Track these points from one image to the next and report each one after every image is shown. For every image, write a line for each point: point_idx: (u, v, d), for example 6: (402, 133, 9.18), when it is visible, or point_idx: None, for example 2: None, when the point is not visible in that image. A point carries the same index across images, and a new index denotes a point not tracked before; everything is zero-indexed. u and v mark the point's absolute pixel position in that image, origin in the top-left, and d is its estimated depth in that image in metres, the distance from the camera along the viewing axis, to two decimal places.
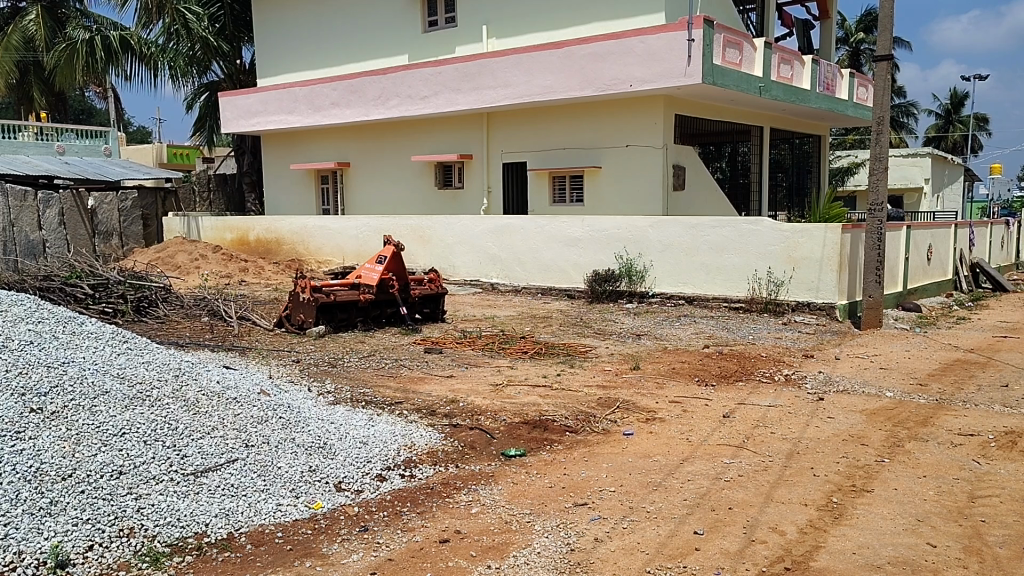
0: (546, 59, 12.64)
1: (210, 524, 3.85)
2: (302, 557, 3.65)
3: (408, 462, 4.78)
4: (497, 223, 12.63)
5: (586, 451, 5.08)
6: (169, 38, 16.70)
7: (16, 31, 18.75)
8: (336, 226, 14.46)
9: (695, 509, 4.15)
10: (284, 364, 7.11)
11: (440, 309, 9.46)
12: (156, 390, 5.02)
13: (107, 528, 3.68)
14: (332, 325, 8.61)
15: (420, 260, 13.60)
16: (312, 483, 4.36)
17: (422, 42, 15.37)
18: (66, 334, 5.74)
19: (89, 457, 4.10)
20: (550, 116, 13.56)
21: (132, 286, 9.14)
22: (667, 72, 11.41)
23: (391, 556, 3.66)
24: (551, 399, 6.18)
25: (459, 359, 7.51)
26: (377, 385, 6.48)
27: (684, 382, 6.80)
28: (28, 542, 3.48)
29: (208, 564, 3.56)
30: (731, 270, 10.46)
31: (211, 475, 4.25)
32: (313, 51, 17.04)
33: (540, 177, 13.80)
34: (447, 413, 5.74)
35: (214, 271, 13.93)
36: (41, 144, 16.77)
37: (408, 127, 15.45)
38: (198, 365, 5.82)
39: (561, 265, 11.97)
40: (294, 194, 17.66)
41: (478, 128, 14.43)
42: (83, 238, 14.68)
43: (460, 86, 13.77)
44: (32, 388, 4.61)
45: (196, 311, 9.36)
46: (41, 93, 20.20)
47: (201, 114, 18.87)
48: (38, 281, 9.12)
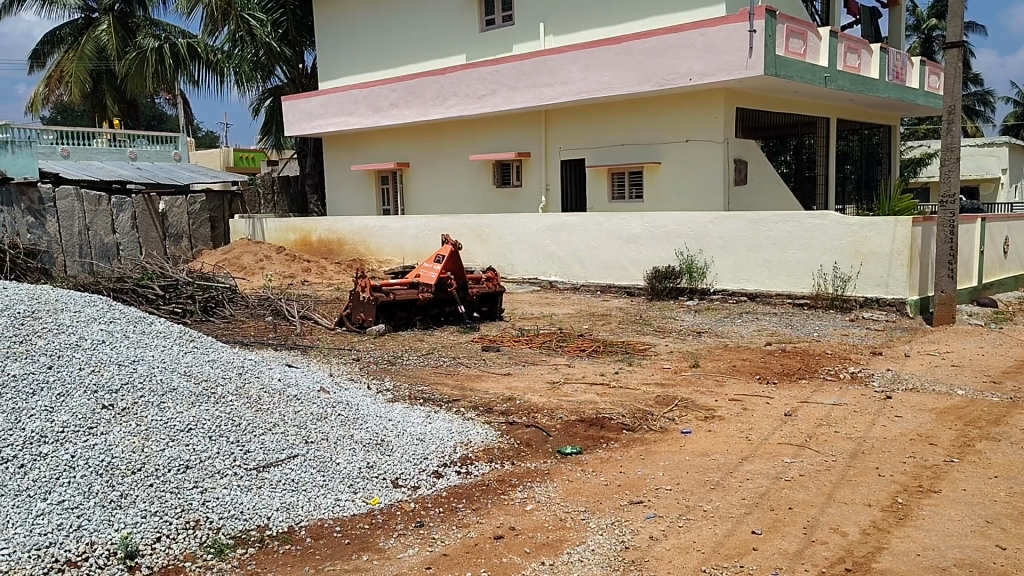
0: (603, 55, 12.59)
1: (271, 517, 3.95)
2: (359, 551, 3.71)
3: (465, 458, 4.81)
4: (555, 221, 12.60)
5: (642, 449, 5.04)
6: (235, 45, 17.14)
7: (89, 41, 19.40)
8: (396, 226, 14.64)
9: (753, 509, 4.08)
10: (344, 362, 7.22)
11: (498, 308, 9.48)
12: (221, 387, 5.16)
13: (174, 520, 3.80)
14: (391, 324, 8.74)
15: (479, 259, 13.70)
16: (369, 479, 4.43)
17: (480, 42, 15.46)
18: (137, 333, 5.95)
19: (157, 452, 4.25)
20: (608, 111, 13.47)
21: (200, 286, 9.45)
22: (727, 65, 11.22)
23: (446, 551, 3.69)
24: (609, 397, 6.14)
25: (516, 357, 7.52)
26: (435, 382, 6.55)
27: (744, 379, 6.70)
28: (100, 532, 3.63)
29: (270, 556, 3.66)
30: (796, 267, 10.24)
31: (273, 470, 4.36)
32: (373, 54, 17.28)
33: (599, 174, 13.73)
34: (504, 410, 5.76)
35: (278, 271, 14.26)
36: (115, 150, 17.41)
37: (467, 127, 15.53)
38: (261, 364, 5.96)
39: (619, 263, 11.90)
40: (355, 194, 17.94)
41: (537, 126, 14.43)
42: (154, 241, 15.20)
43: (517, 84, 13.81)
44: (104, 385, 4.79)
45: (260, 311, 9.58)
46: (113, 100, 20.90)
47: (267, 118, 19.33)
48: (112, 283, 9.53)
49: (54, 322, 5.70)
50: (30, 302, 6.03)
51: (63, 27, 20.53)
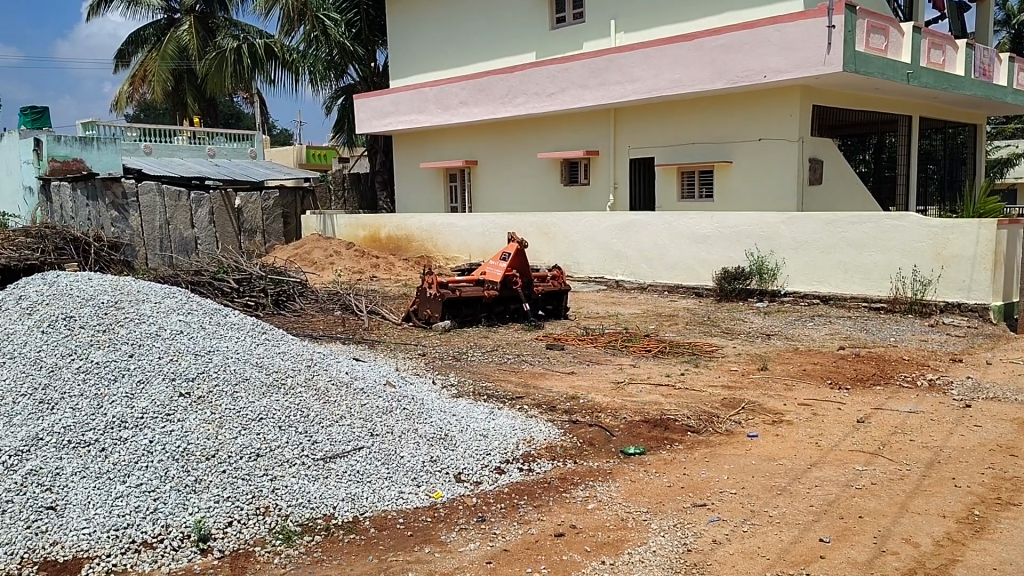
0: (675, 52, 12.43)
1: (337, 507, 4.03)
2: (421, 543, 3.76)
3: (527, 455, 4.82)
4: (623, 219, 12.51)
5: (707, 452, 4.96)
6: (310, 45, 17.53)
7: (172, 40, 20.07)
8: (463, 224, 14.74)
9: (822, 516, 3.97)
10: (410, 357, 7.30)
11: (564, 307, 9.43)
12: (291, 378, 5.28)
13: (245, 506, 3.91)
14: (457, 320, 8.81)
15: (545, 257, 13.70)
16: (432, 472, 4.47)
17: (550, 40, 15.44)
18: (212, 325, 6.11)
19: (230, 439, 4.36)
20: (679, 109, 13.31)
21: (272, 280, 9.71)
22: (804, 62, 10.95)
23: (507, 547, 3.70)
24: (673, 398, 6.08)
25: (580, 356, 7.49)
26: (499, 379, 6.58)
27: (815, 384, 6.53)
28: (175, 516, 3.76)
29: (335, 544, 3.73)
30: (872, 269, 9.94)
31: (340, 460, 4.44)
32: (444, 52, 17.44)
33: (668, 173, 13.59)
34: (567, 409, 5.74)
35: (347, 267, 14.53)
36: (194, 147, 17.98)
37: (534, 124, 15.54)
38: (330, 357, 6.08)
39: (688, 263, 11.74)
40: (424, 190, 18.13)
41: (606, 124, 14.35)
42: (230, 236, 15.65)
43: (587, 82, 13.75)
44: (181, 373, 4.95)
45: (330, 306, 9.77)
46: (194, 99, 21.62)
47: (340, 116, 19.70)
48: (190, 275, 9.87)
49: (136, 311, 5.89)
50: (114, 292, 6.24)
51: (148, 27, 21.28)
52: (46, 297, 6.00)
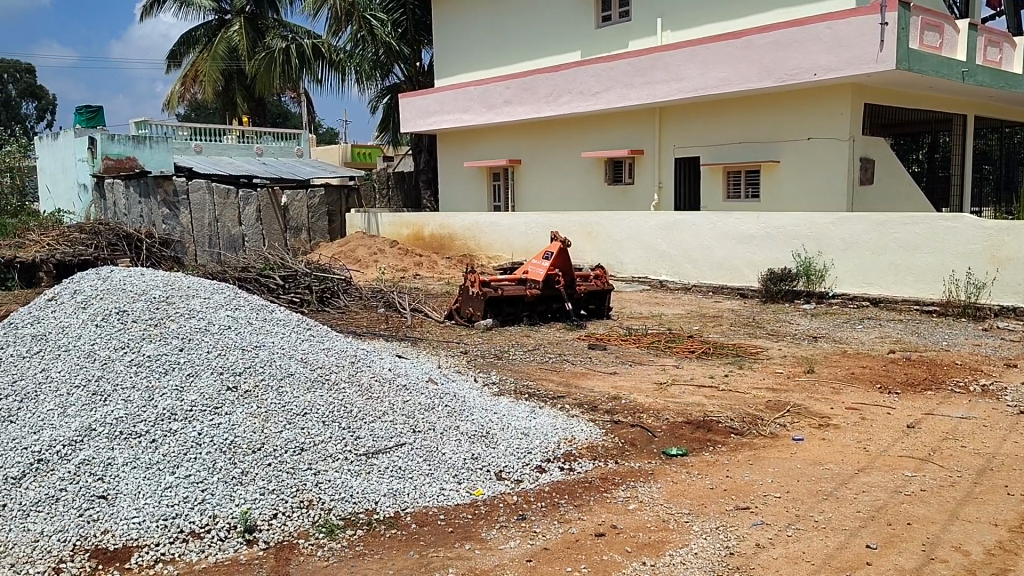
0: (722, 50, 12.31)
1: (379, 502, 4.07)
2: (462, 540, 3.77)
3: (568, 455, 4.81)
4: (667, 219, 12.41)
5: (751, 454, 4.90)
6: (356, 45, 17.73)
7: (222, 41, 20.45)
8: (506, 222, 14.76)
9: (869, 522, 3.90)
10: (452, 355, 7.34)
11: (606, 307, 9.38)
12: (335, 374, 5.33)
13: (290, 499, 3.96)
14: (499, 319, 8.83)
15: (588, 257, 13.65)
16: (473, 470, 4.49)
17: (595, 38, 15.39)
18: (259, 320, 6.20)
19: (275, 433, 4.43)
20: (726, 108, 13.16)
21: (317, 277, 9.85)
22: (856, 59, 10.75)
23: (547, 545, 3.70)
24: (717, 400, 6.01)
25: (622, 356, 7.44)
26: (541, 377, 6.58)
27: (864, 388, 6.40)
28: (222, 507, 3.83)
29: (377, 538, 3.77)
30: (924, 271, 9.71)
31: (381, 456, 4.47)
32: (488, 51, 17.49)
33: (714, 172, 13.44)
34: (609, 409, 5.71)
35: (391, 265, 14.65)
36: (243, 146, 18.29)
37: (579, 123, 15.50)
38: (373, 354, 6.13)
39: (733, 263, 11.61)
40: (467, 189, 18.20)
41: (651, 123, 14.26)
42: (276, 233, 15.82)
43: (633, 81, 13.68)
44: (229, 367, 5.03)
45: (373, 303, 9.86)
46: (243, 98, 22.00)
47: (385, 115, 19.88)
48: (237, 272, 10.06)
49: (186, 307, 5.99)
50: (165, 287, 6.36)
51: (199, 28, 21.69)
52: (99, 292, 6.14)
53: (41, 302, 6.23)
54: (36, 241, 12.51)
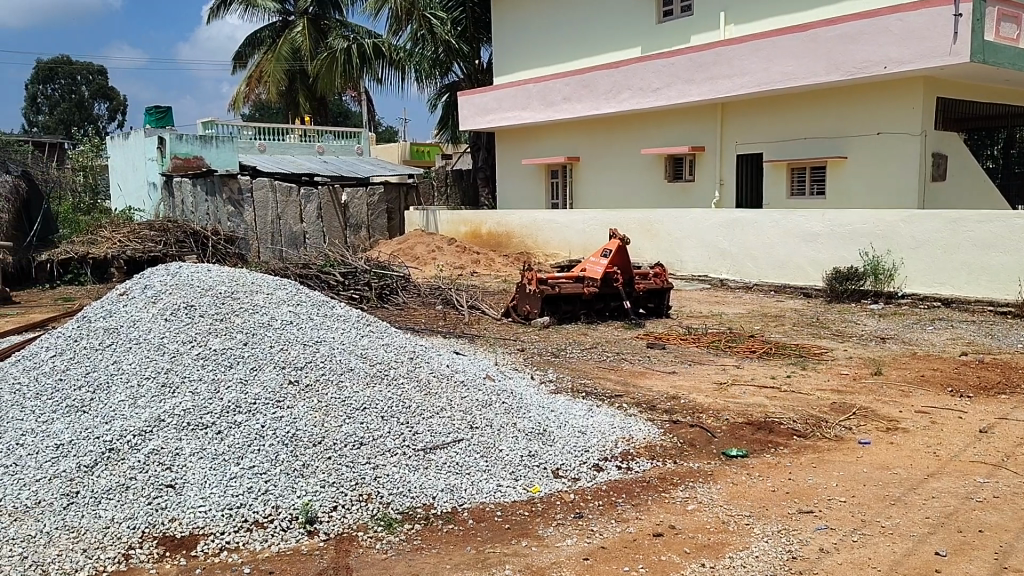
0: (788, 44, 12.07)
1: (436, 497, 4.09)
2: (519, 536, 3.76)
3: (626, 454, 4.77)
4: (729, 217, 12.22)
5: (815, 457, 4.78)
6: (416, 43, 17.92)
7: (286, 42, 20.85)
8: (564, 220, 14.71)
9: (938, 529, 3.77)
10: (509, 352, 7.35)
11: (666, 305, 9.26)
12: (393, 369, 5.37)
13: (349, 492, 4.01)
14: (556, 317, 8.81)
15: (646, 255, 13.52)
16: (530, 467, 4.48)
17: (657, 33, 15.23)
18: (320, 315, 6.28)
19: (335, 427, 4.48)
20: (792, 103, 12.89)
21: (376, 274, 9.98)
22: (929, 52, 10.41)
23: (604, 544, 3.67)
24: (779, 401, 5.88)
25: (681, 356, 7.35)
26: (599, 376, 6.54)
27: (934, 391, 6.20)
28: (284, 497, 3.90)
29: (434, 533, 3.79)
30: (999, 271, 9.35)
31: (439, 452, 4.49)
32: (548, 47, 17.46)
33: (778, 169, 13.17)
34: (668, 409, 5.65)
35: (448, 262, 14.74)
36: (305, 144, 18.62)
37: (639, 120, 15.36)
38: (431, 350, 6.17)
39: (797, 262, 11.37)
40: (525, 187, 18.20)
41: (713, 119, 14.05)
42: (336, 231, 15.97)
43: (694, 76, 13.51)
44: (290, 362, 5.11)
45: (431, 300, 9.95)
46: (305, 98, 22.41)
47: (444, 114, 20.02)
48: (299, 268, 10.25)
49: (250, 302, 6.11)
50: (231, 283, 6.50)
51: (263, 30, 22.12)
52: (168, 287, 6.30)
53: (113, 297, 6.41)
54: (107, 238, 12.93)
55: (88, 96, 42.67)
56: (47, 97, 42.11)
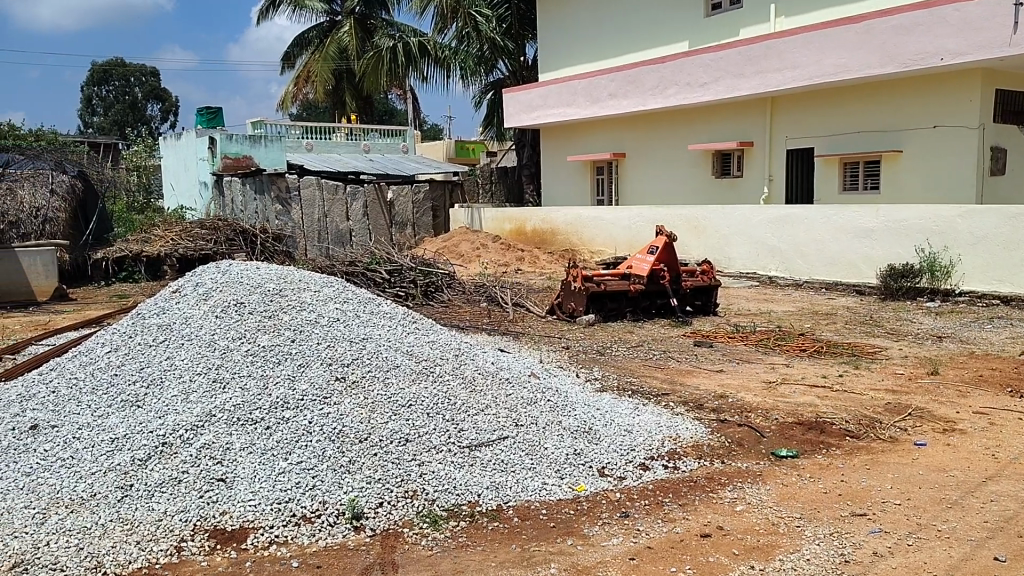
0: (841, 36, 11.81)
1: (481, 494, 4.09)
2: (564, 535, 3.74)
3: (672, 453, 4.71)
4: (778, 213, 12.01)
5: (868, 459, 4.66)
6: (461, 41, 18.04)
7: (333, 42, 21.08)
8: (610, 217, 14.62)
9: (998, 533, 3.65)
10: (554, 350, 7.31)
11: (713, 303, 9.16)
12: (439, 367, 5.38)
13: (395, 489, 4.03)
14: (602, 315, 8.76)
15: (693, 252, 13.37)
16: (575, 466, 4.45)
17: (705, 27, 15.04)
18: (366, 313, 6.32)
19: (382, 424, 4.51)
20: (844, 96, 12.62)
21: (422, 272, 10.02)
22: (988, 42, 10.11)
23: (650, 544, 3.63)
24: (831, 401, 5.76)
25: (729, 354, 7.25)
26: (645, 374, 6.47)
27: (993, 391, 6.00)
28: (331, 493, 3.93)
29: (480, 531, 3.78)
30: None
31: (484, 449, 4.49)
32: (593, 43, 17.34)
33: (830, 164, 12.91)
34: (715, 408, 5.56)
35: (493, 260, 14.75)
36: (351, 143, 18.80)
37: (686, 115, 15.19)
38: (476, 347, 6.18)
39: (849, 259, 11.13)
40: (571, 183, 18.13)
41: (763, 113, 13.83)
42: (382, 228, 16.09)
43: (743, 70, 13.32)
44: (337, 359, 5.15)
45: (476, 297, 9.96)
46: (351, 97, 22.63)
47: (489, 111, 20.06)
48: (346, 266, 10.35)
49: (298, 299, 6.18)
50: (279, 281, 6.57)
51: (311, 30, 22.37)
52: (219, 284, 6.40)
53: (165, 294, 6.54)
54: (160, 236, 13.23)
55: (141, 97, 43.71)
56: (103, 99, 43.16)
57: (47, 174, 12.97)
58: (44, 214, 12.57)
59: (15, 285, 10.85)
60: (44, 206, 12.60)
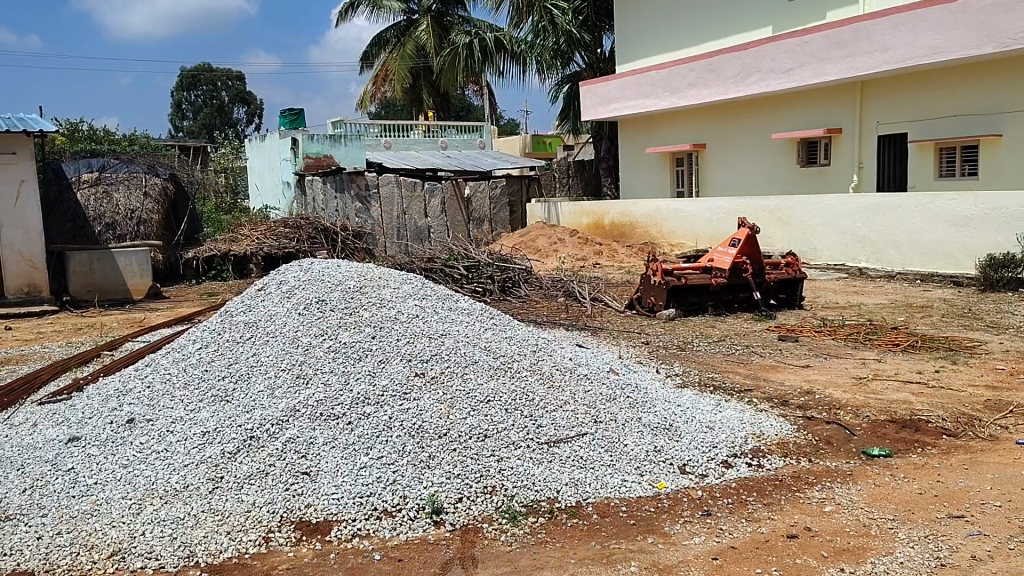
0: (934, 16, 11.32)
1: (561, 491, 4.06)
2: (644, 533, 3.68)
3: (756, 451, 4.58)
4: (868, 202, 11.57)
5: (966, 458, 4.44)
6: (537, 35, 18.03)
7: (411, 41, 21.45)
8: (690, 209, 14.35)
9: None
10: (633, 345, 7.22)
11: (798, 296, 8.89)
12: (517, 363, 5.37)
13: (474, 484, 4.04)
14: (683, 309, 8.59)
15: (778, 243, 13.02)
16: (656, 463, 4.38)
17: (789, 11, 14.63)
18: (445, 308, 6.36)
19: (460, 420, 4.52)
20: (939, 78, 12.08)
21: (499, 267, 10.05)
22: None
23: (734, 544, 3.53)
24: (926, 398, 5.50)
25: (817, 348, 7.03)
26: (727, 370, 6.32)
27: None
28: (412, 488, 3.97)
29: (559, 527, 3.75)
30: None
31: (563, 445, 4.46)
32: (672, 33, 17.05)
33: (924, 150, 12.38)
34: (801, 404, 5.39)
35: (571, 254, 14.69)
36: (428, 140, 19.00)
37: (770, 103, 14.79)
38: (554, 343, 6.15)
39: (945, 248, 10.66)
40: (649, 176, 17.89)
41: (851, 99, 13.35)
42: (460, 224, 16.15)
43: (830, 54, 12.89)
44: (416, 355, 5.20)
45: (553, 292, 9.92)
46: (429, 94, 22.85)
47: (566, 104, 19.96)
48: (424, 262, 10.48)
49: (377, 296, 6.25)
50: (359, 278, 6.67)
51: (388, 30, 22.64)
52: (302, 282, 6.55)
53: (251, 292, 6.72)
54: (247, 236, 13.70)
55: (227, 101, 45.28)
56: (191, 103, 44.75)
57: (141, 178, 13.55)
58: (138, 216, 13.09)
59: (111, 284, 11.36)
60: (138, 208, 13.13)
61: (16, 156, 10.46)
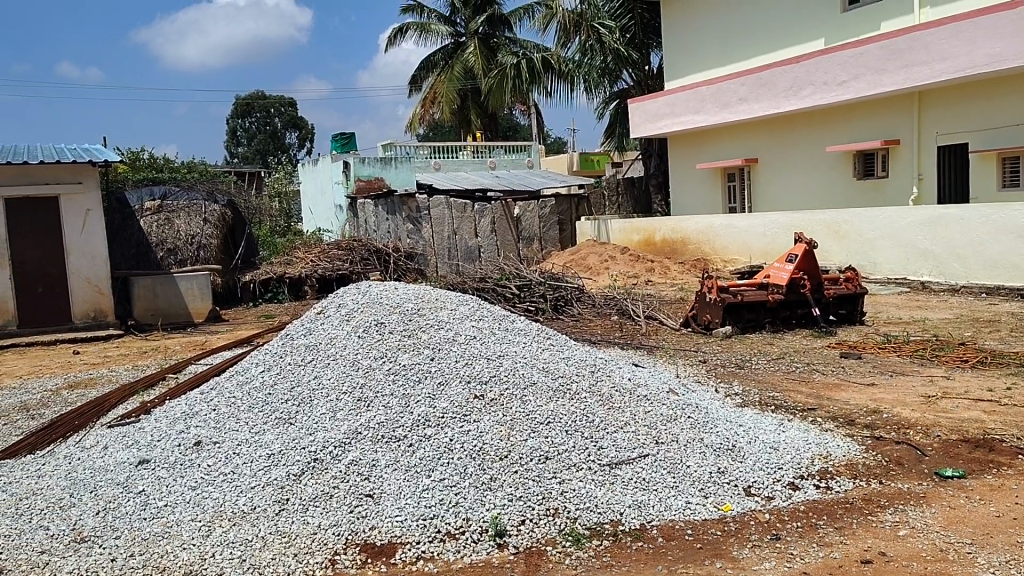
0: (994, 24, 11.07)
1: (624, 513, 4.01)
2: (712, 557, 3.62)
3: (824, 472, 4.48)
4: (929, 214, 11.30)
5: None
6: (585, 54, 18.06)
7: (459, 63, 21.78)
8: (743, 224, 14.19)
9: None
10: (691, 364, 7.14)
11: (859, 311, 8.70)
12: (575, 383, 5.32)
13: (537, 507, 4.02)
14: (739, 326, 8.47)
15: (835, 257, 12.78)
16: (720, 484, 4.31)
17: (842, 23, 14.45)
18: (502, 330, 6.35)
19: (521, 441, 4.50)
20: (1000, 86, 11.78)
21: (551, 286, 10.06)
22: None
23: (807, 569, 3.45)
24: (999, 416, 5.32)
25: (881, 366, 6.86)
26: (789, 389, 6.19)
27: None
28: (474, 511, 3.97)
29: (624, 550, 3.71)
30: None
31: (625, 467, 4.42)
32: (721, 47, 16.95)
33: (986, 160, 12.05)
34: (868, 424, 5.27)
35: (622, 271, 14.64)
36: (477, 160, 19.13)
37: (824, 115, 14.57)
38: (612, 363, 6.10)
39: (1012, 261, 10.33)
40: (701, 192, 17.72)
41: (908, 109, 13.10)
42: (510, 244, 16.16)
43: (886, 65, 12.67)
44: (475, 376, 5.21)
45: (606, 310, 9.85)
46: (477, 115, 22.97)
47: (614, 121, 19.94)
48: (476, 282, 10.55)
49: (435, 318, 6.26)
50: (417, 300, 6.70)
51: (437, 53, 22.88)
52: (360, 305, 6.61)
53: (311, 316, 6.81)
54: (302, 258, 13.95)
55: (280, 127, 46.28)
56: (246, 130, 45.88)
57: (200, 205, 13.85)
58: (198, 241, 13.35)
59: (174, 308, 11.60)
60: (198, 234, 13.41)
61: (82, 185, 10.77)
